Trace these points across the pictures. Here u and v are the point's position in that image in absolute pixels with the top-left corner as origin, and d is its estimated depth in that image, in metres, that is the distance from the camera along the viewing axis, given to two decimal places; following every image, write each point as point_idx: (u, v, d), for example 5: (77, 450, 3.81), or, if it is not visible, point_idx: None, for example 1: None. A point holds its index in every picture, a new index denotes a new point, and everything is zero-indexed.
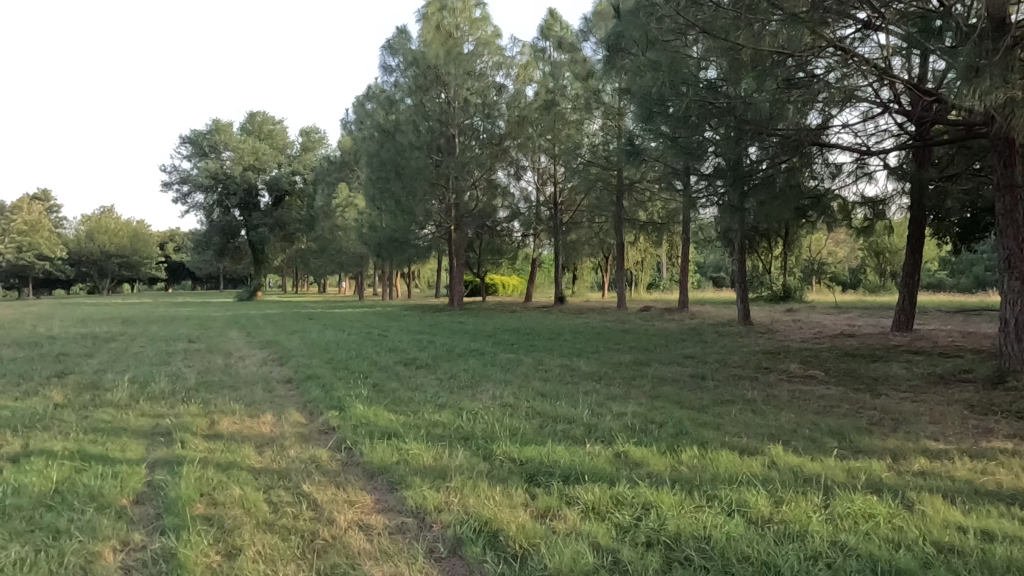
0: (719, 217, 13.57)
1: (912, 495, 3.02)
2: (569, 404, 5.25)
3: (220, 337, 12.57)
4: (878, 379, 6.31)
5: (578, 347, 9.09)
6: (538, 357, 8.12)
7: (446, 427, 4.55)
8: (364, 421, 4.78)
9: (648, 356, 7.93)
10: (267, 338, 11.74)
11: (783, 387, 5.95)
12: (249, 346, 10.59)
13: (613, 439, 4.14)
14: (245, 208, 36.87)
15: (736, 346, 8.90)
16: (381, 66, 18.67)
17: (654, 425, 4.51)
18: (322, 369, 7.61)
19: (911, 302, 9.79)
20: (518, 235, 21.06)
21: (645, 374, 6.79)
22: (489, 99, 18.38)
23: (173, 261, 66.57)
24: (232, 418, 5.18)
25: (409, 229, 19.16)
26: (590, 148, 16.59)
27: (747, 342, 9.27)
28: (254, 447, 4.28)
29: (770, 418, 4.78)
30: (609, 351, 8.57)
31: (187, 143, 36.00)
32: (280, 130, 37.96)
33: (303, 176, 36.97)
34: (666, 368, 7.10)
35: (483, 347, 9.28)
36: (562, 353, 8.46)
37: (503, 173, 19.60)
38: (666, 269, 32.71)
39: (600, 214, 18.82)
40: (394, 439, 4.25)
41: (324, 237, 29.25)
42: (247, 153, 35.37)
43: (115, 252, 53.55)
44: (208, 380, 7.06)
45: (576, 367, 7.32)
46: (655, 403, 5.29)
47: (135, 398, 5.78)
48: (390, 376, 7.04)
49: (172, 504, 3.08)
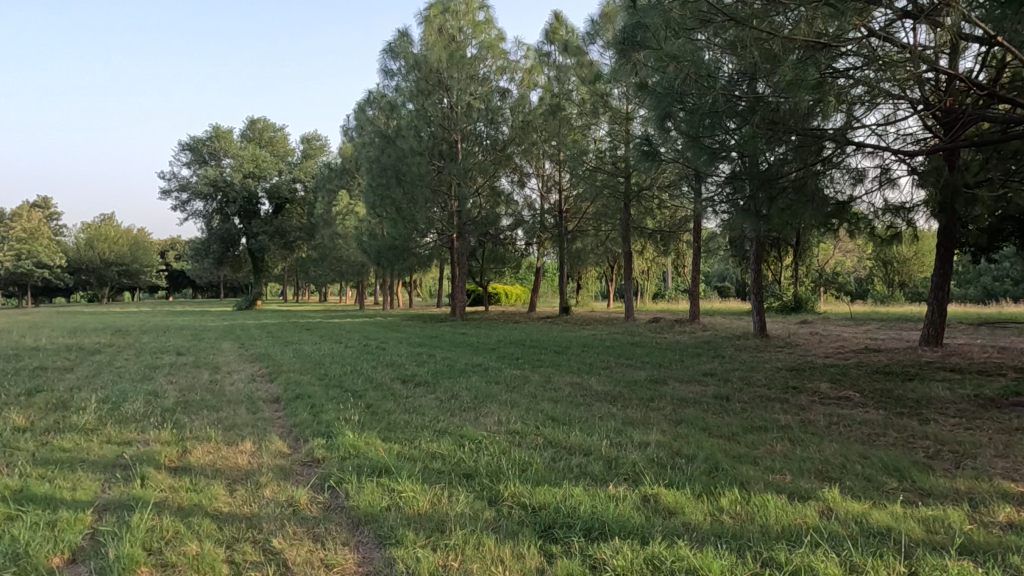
0: (732, 223, 13.03)
1: (1017, 560, 2.45)
2: (583, 431, 4.70)
3: (212, 349, 12.02)
4: (920, 401, 5.74)
5: (588, 362, 8.53)
6: (546, 374, 7.57)
7: (446, 461, 4.00)
8: (354, 452, 4.23)
9: (664, 373, 7.37)
10: (260, 351, 11.19)
11: (818, 412, 5.38)
12: (240, 360, 10.04)
13: (638, 477, 3.59)
14: (245, 216, 36.38)
15: (756, 361, 8.36)
16: (382, 69, 18.15)
17: (683, 459, 3.95)
18: (314, 387, 7.06)
19: (941, 314, 9.23)
20: (522, 244, 20.54)
21: (663, 394, 6.23)
22: (491, 105, 17.64)
23: (173, 269, 66.19)
24: (207, 446, 4.63)
25: (410, 237, 18.63)
26: (597, 153, 16.03)
27: (766, 357, 8.72)
28: (226, 485, 3.73)
29: (813, 451, 4.21)
30: (622, 367, 8.02)
31: (187, 150, 35.62)
32: (281, 137, 37.54)
33: (304, 184, 36.57)
34: (686, 387, 6.55)
35: (486, 361, 8.72)
36: (571, 370, 7.90)
37: (507, 180, 19.09)
38: (671, 278, 32.21)
39: (607, 222, 18.30)
40: (386, 476, 3.70)
41: (324, 244, 28.79)
42: (247, 160, 34.97)
43: (115, 260, 53.03)
44: (188, 399, 6.51)
45: (588, 385, 6.77)
46: (679, 430, 4.73)
47: (103, 422, 5.24)
48: (385, 395, 6.50)
49: (111, 567, 2.53)
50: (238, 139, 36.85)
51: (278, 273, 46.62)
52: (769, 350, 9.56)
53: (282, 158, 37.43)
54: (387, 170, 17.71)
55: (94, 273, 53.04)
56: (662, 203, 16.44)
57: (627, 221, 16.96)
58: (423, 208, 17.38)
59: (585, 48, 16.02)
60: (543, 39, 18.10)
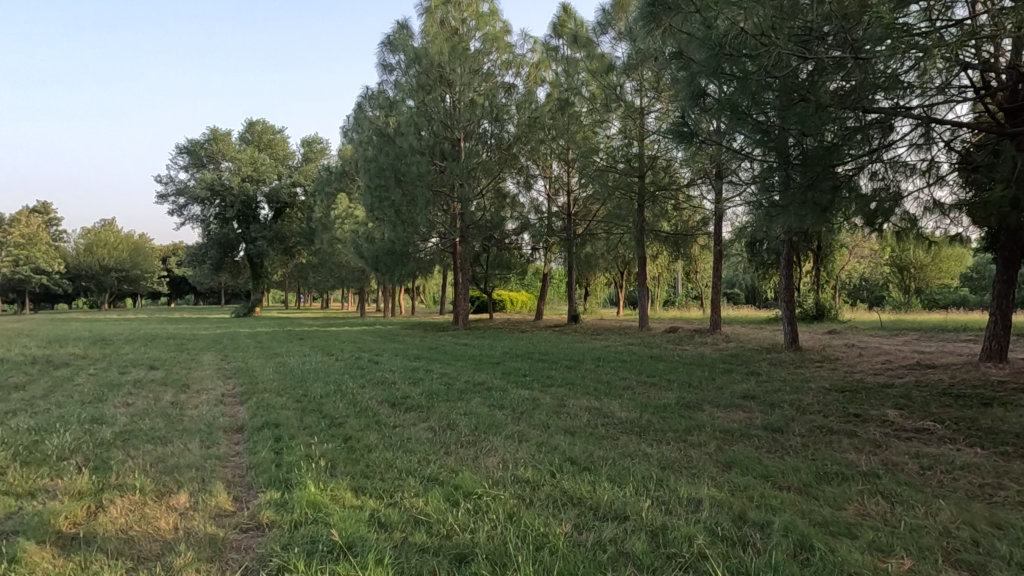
0: (760, 218, 11.87)
1: None
2: (613, 481, 3.66)
3: (191, 362, 11.03)
4: (1023, 435, 4.67)
5: (605, 380, 7.49)
6: (558, 396, 6.52)
7: (433, 532, 2.96)
8: (312, 516, 3.19)
9: (697, 397, 6.31)
10: (242, 365, 10.18)
11: (900, 451, 4.34)
12: (217, 376, 9.03)
13: (701, 567, 2.55)
14: (244, 221, 35.51)
15: (800, 380, 7.33)
16: (380, 63, 17.18)
17: (755, 532, 2.91)
18: (288, 412, 6.04)
19: (1005, 326, 8.16)
20: (528, 249, 19.55)
21: (702, 425, 5.18)
22: (496, 104, 16.57)
23: (174, 275, 65.40)
24: (130, 500, 3.59)
25: (410, 241, 17.64)
26: (609, 151, 14.97)
27: (807, 376, 7.69)
28: (127, 570, 2.68)
29: (924, 515, 3.17)
30: (648, 387, 6.98)
31: (185, 153, 34.80)
32: (280, 140, 36.64)
33: (304, 188, 35.66)
34: (727, 416, 5.51)
35: (490, 379, 7.69)
36: (590, 390, 6.86)
37: (513, 183, 18.18)
38: (681, 284, 31.19)
39: (618, 225, 17.31)
40: (349, 560, 2.66)
41: (324, 250, 27.86)
42: (246, 163, 34.08)
43: (115, 266, 52.12)
44: (136, 429, 5.48)
45: (609, 412, 5.72)
46: (736, 482, 3.69)
47: (12, 463, 4.20)
48: (370, 423, 5.48)
49: None
50: (236, 142, 36.02)
51: (279, 279, 45.67)
52: (807, 365, 8.52)
53: (282, 162, 36.57)
54: (384, 170, 16.46)
55: (93, 279, 52.21)
56: (678, 204, 15.45)
57: (641, 223, 15.93)
58: (423, 210, 16.46)
59: (596, 39, 14.87)
60: (551, 33, 17.01)
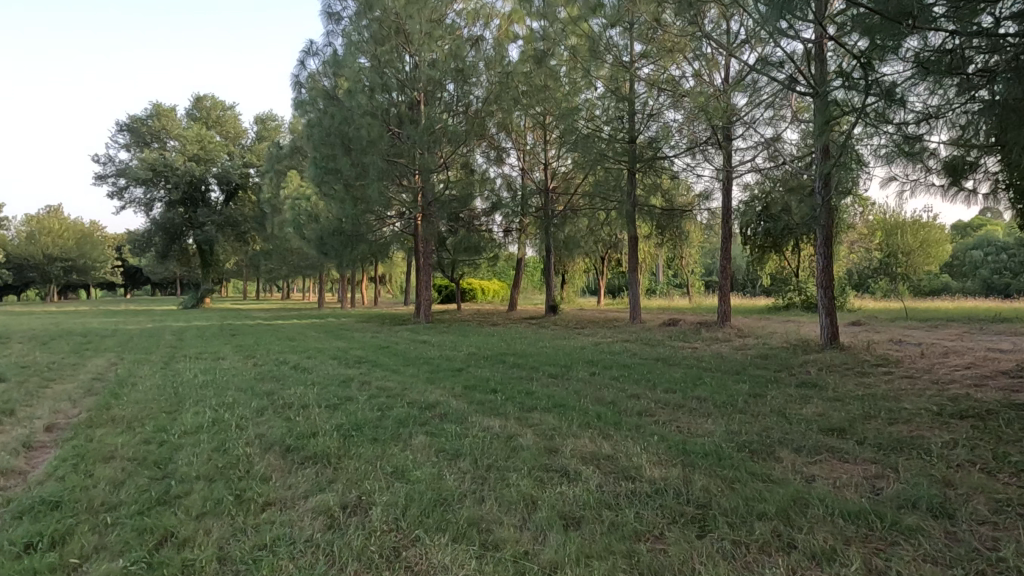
0: (811, 161, 9.63)
1: None
2: None
3: (65, 371, 8.50)
4: None
5: (609, 401, 5.26)
6: (546, 433, 4.27)
7: None
8: None
9: (755, 436, 4.10)
10: (123, 375, 7.69)
11: None
12: (72, 392, 6.56)
13: None
14: (191, 204, 32.60)
15: (885, 400, 5.15)
16: (324, 11, 14.79)
17: None
18: (104, 469, 3.69)
19: None
20: (499, 232, 17.23)
21: (805, 498, 3.00)
22: (464, 64, 14.32)
23: (128, 265, 61.84)
24: None
25: (363, 221, 15.27)
26: (589, 116, 12.91)
27: (886, 391, 5.54)
28: None
29: None
30: (677, 416, 4.74)
31: (125, 131, 31.77)
32: (230, 117, 33.70)
33: (257, 168, 32.91)
34: (836, 481, 3.28)
35: (445, 400, 5.42)
36: (593, 419, 4.62)
37: (482, 157, 15.97)
38: (663, 272, 29.14)
39: (602, 202, 15.11)
40: None
41: (276, 236, 25.32)
42: (192, 141, 31.22)
43: (60, 256, 48.13)
44: None
45: (631, 468, 3.47)
46: None
47: None
48: (228, 498, 3.19)
49: None
50: (182, 118, 33.11)
51: (234, 267, 42.78)
52: (871, 373, 6.38)
53: (233, 142, 33.71)
54: (329, 135, 13.94)
55: (36, 268, 48.35)
56: (673, 176, 13.35)
57: (632, 193, 13.81)
58: (376, 181, 13.95)
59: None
60: None
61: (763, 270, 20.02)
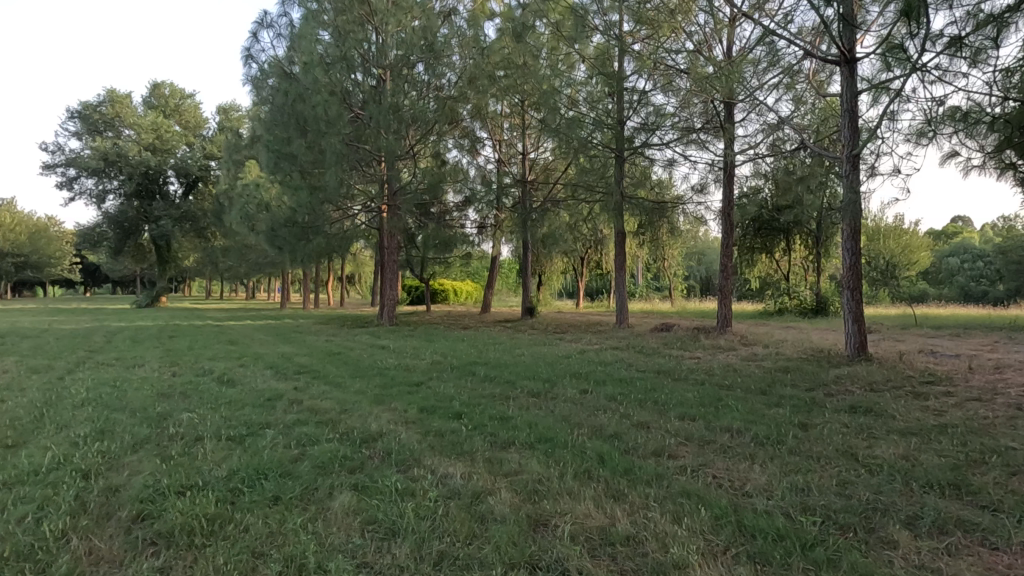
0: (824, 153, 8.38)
1: None
2: None
3: None
4: None
5: (609, 433, 3.93)
6: (534, 489, 2.93)
7: None
8: None
9: (834, 500, 2.78)
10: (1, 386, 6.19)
11: None
12: None
13: None
14: (147, 197, 30.74)
15: (975, 435, 3.89)
16: None
17: None
18: None
19: None
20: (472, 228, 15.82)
21: None
22: (435, 40, 13.05)
23: (88, 262, 59.33)
24: None
25: (320, 213, 13.83)
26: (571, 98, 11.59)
27: (968, 421, 4.27)
28: None
29: None
30: (709, 459, 3.42)
31: (75, 118, 29.74)
32: (190, 106, 31.90)
33: (217, 160, 31.12)
34: None
35: (391, 430, 4.05)
36: (593, 465, 3.28)
37: (455, 148, 14.37)
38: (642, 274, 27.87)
39: (586, 195, 13.81)
40: None
41: (233, 231, 23.66)
42: (147, 130, 29.32)
43: (13, 252, 45.71)
44: None
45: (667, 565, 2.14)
46: None
47: None
48: None
49: None
50: (138, 107, 31.19)
51: (195, 266, 40.77)
52: (932, 396, 5.10)
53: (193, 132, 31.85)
54: (284, 115, 12.51)
55: None
56: (661, 166, 12.01)
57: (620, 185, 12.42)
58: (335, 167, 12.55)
59: None
60: None
61: (752, 274, 18.83)
